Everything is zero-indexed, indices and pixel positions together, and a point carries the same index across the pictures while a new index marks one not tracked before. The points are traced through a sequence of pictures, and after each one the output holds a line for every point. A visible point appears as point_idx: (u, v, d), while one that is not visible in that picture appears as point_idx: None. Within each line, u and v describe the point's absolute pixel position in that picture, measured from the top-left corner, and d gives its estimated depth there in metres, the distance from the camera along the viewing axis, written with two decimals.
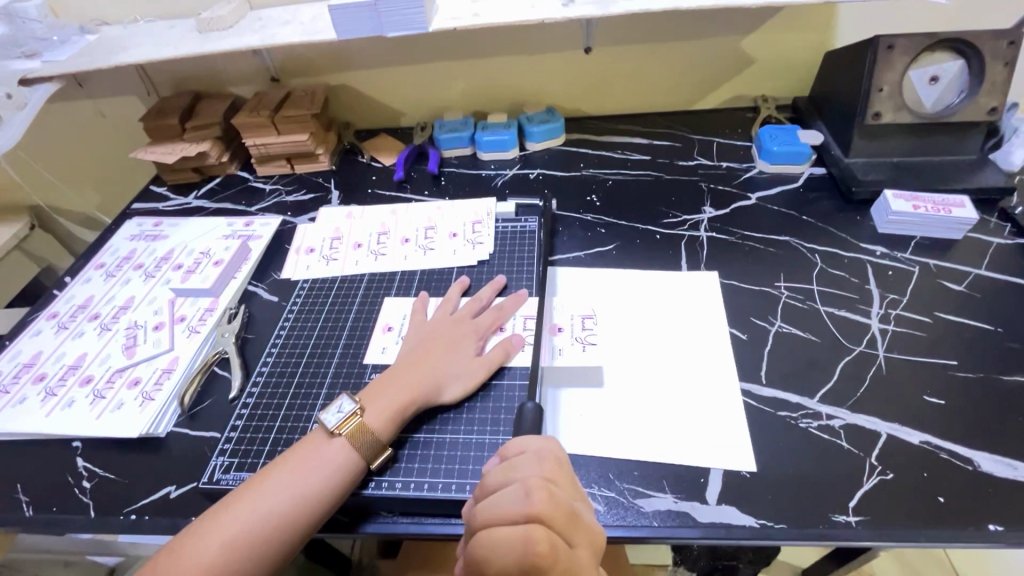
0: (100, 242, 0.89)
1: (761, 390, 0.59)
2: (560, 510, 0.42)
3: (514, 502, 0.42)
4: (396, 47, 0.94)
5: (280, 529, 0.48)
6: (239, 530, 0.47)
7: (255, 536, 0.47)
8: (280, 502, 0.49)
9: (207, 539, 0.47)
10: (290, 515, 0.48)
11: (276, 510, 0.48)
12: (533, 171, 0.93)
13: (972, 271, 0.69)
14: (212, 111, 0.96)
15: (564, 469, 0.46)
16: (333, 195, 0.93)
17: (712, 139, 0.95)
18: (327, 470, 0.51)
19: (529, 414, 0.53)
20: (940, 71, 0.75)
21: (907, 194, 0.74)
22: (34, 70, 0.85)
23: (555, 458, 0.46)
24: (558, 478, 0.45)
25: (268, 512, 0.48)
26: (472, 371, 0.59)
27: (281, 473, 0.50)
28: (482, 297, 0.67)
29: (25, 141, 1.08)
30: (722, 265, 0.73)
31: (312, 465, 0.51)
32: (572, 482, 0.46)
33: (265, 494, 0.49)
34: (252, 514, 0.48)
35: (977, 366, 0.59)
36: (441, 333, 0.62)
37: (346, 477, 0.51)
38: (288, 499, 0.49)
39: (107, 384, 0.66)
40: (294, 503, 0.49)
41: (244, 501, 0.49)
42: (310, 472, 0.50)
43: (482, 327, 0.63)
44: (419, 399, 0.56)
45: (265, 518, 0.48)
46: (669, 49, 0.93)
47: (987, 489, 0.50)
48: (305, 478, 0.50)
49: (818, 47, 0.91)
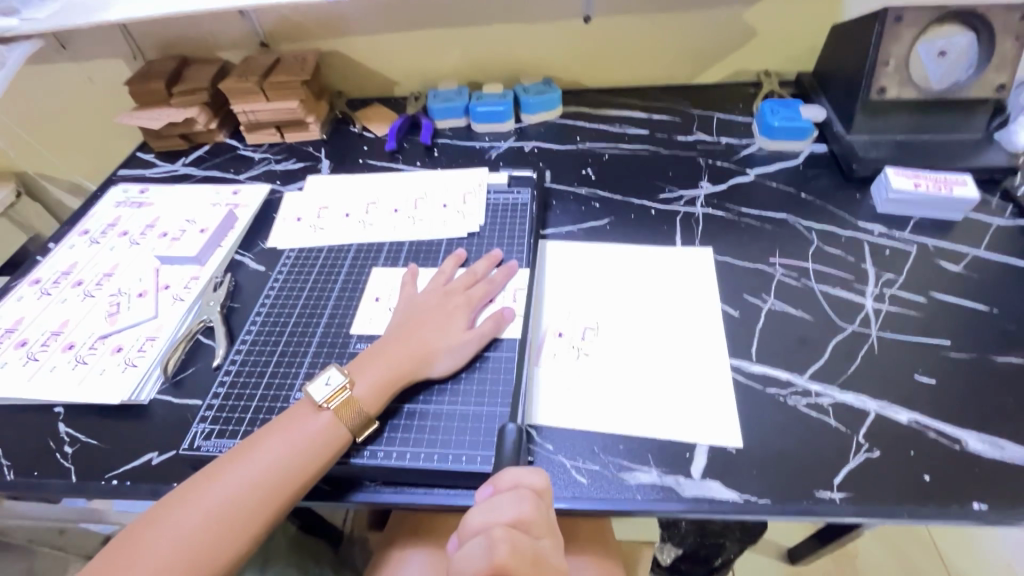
0: (85, 207, 0.87)
1: (751, 367, 0.58)
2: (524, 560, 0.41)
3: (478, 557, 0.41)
4: (389, 11, 0.90)
5: (261, 500, 0.47)
6: (219, 501, 0.46)
7: (234, 509, 0.46)
8: (263, 474, 0.48)
9: (184, 511, 0.46)
10: (273, 486, 0.48)
11: (258, 482, 0.48)
12: (528, 143, 0.91)
13: (970, 252, 0.67)
14: (199, 75, 0.93)
15: (541, 510, 0.44)
16: (323, 164, 0.91)
17: (712, 114, 0.92)
18: (311, 443, 0.50)
19: None
20: (948, 46, 0.73)
21: (909, 172, 0.73)
22: (13, 28, 0.81)
23: (533, 497, 0.45)
24: (534, 521, 0.44)
25: (250, 484, 0.47)
26: (463, 346, 0.58)
27: (266, 444, 0.50)
28: (477, 270, 0.66)
29: (10, 104, 1.05)
30: (717, 241, 0.72)
31: (294, 437, 0.50)
32: (547, 523, 0.45)
33: (245, 467, 0.48)
34: (234, 485, 0.47)
35: (970, 346, 0.58)
36: (431, 307, 0.61)
37: (330, 451, 0.50)
38: (271, 470, 0.48)
39: (89, 350, 0.65)
40: (277, 475, 0.48)
41: (226, 473, 0.48)
42: (293, 444, 0.50)
43: (475, 300, 0.62)
44: (409, 374, 0.55)
45: (247, 489, 0.47)
46: (672, 18, 0.90)
47: (973, 468, 0.49)
48: (288, 450, 0.49)
49: (825, 20, 0.88)
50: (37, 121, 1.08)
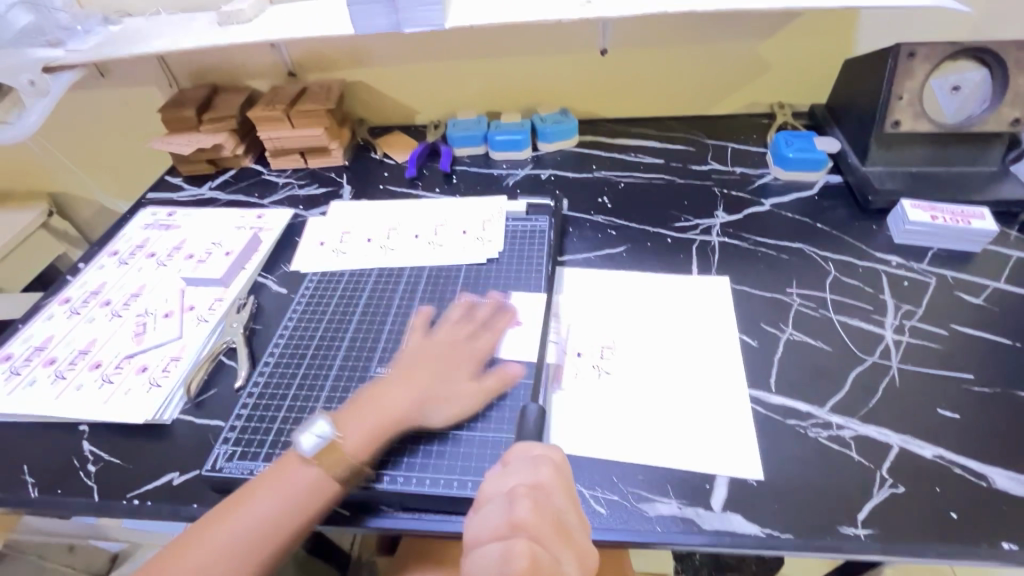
0: (114, 229, 0.89)
1: (771, 398, 0.58)
2: (545, 520, 0.41)
3: (495, 517, 0.41)
4: (413, 43, 0.94)
5: (271, 542, 0.48)
6: (229, 547, 0.46)
7: (243, 552, 0.46)
8: (268, 509, 0.48)
9: (194, 555, 0.46)
10: (281, 527, 0.48)
11: (267, 524, 0.48)
12: (545, 171, 0.93)
13: (989, 284, 0.67)
14: (229, 103, 0.96)
15: (563, 475, 0.45)
16: (344, 190, 0.93)
17: (727, 144, 0.94)
18: (307, 493, 0.49)
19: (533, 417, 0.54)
20: (960, 81, 0.75)
21: (925, 205, 0.73)
22: (58, 58, 0.86)
23: (552, 463, 0.46)
24: (556, 483, 0.44)
25: (251, 532, 0.47)
26: (460, 396, 0.57)
27: (270, 481, 0.50)
28: (477, 317, 0.65)
29: (51, 129, 1.10)
30: (733, 270, 0.72)
31: (296, 483, 0.50)
32: (570, 493, 0.44)
33: (251, 511, 0.48)
34: (241, 530, 0.47)
35: (993, 381, 0.58)
36: (433, 351, 0.61)
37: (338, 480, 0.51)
38: (273, 514, 0.48)
39: (115, 369, 0.66)
40: (279, 519, 0.48)
41: (225, 523, 0.47)
42: (293, 490, 0.49)
43: (476, 350, 0.61)
44: (404, 424, 0.55)
45: (251, 535, 0.47)
46: (687, 52, 0.92)
47: (1003, 506, 0.48)
48: (284, 501, 0.49)
49: (836, 54, 0.90)
50: (74, 144, 1.12)
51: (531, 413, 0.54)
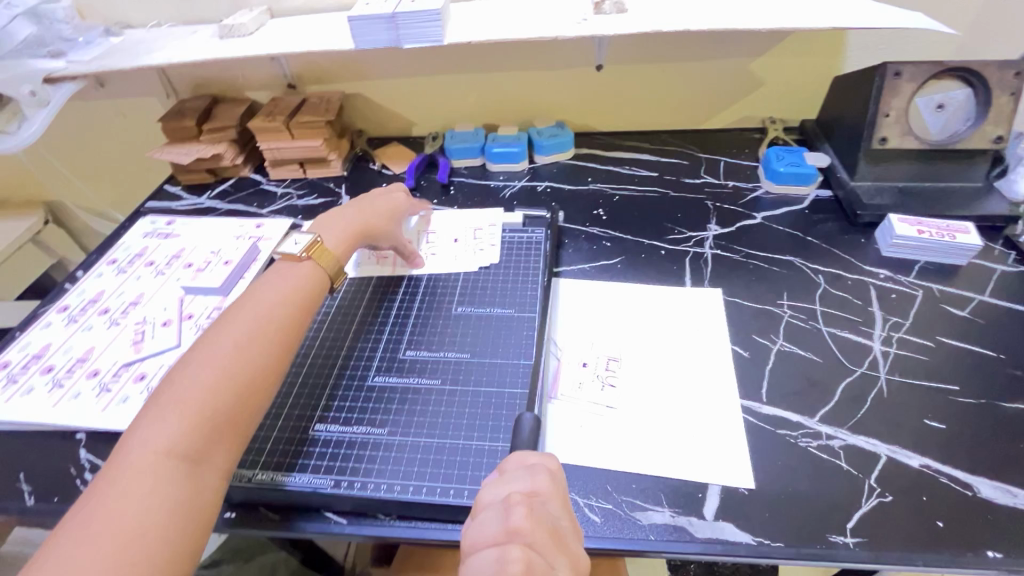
0: (112, 238, 0.90)
1: (762, 408, 0.59)
2: (540, 526, 0.41)
3: (493, 523, 0.41)
4: (412, 57, 0.95)
5: (227, 394, 0.49)
6: (186, 401, 0.47)
7: (199, 399, 0.48)
8: (194, 406, 0.47)
9: (156, 417, 0.47)
10: (232, 381, 0.50)
11: (219, 382, 0.49)
12: (541, 183, 0.95)
13: (975, 297, 0.69)
14: (229, 114, 0.98)
15: (558, 483, 0.45)
16: (343, 200, 0.94)
17: (719, 159, 0.96)
18: (223, 357, 0.51)
19: (528, 425, 0.54)
20: (946, 99, 0.77)
21: (911, 219, 0.75)
22: (60, 69, 0.86)
23: (548, 472, 0.46)
24: (551, 491, 0.45)
25: (203, 385, 0.48)
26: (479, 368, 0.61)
27: (185, 382, 0.49)
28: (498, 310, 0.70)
29: (48, 138, 1.11)
30: (726, 281, 0.73)
31: (203, 354, 0.51)
32: (565, 501, 0.45)
33: (200, 372, 0.49)
34: (195, 385, 0.48)
35: (979, 392, 0.59)
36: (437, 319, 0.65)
37: (234, 387, 0.49)
38: (217, 370, 0.50)
39: (113, 378, 0.67)
40: (226, 373, 0.50)
41: (174, 385, 0.48)
42: (209, 356, 0.50)
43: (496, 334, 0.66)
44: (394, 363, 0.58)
45: (206, 388, 0.48)
46: (680, 68, 0.94)
47: (988, 515, 0.50)
48: (215, 361, 0.50)
49: (826, 72, 0.92)
50: (72, 153, 1.13)
51: (527, 423, 0.55)
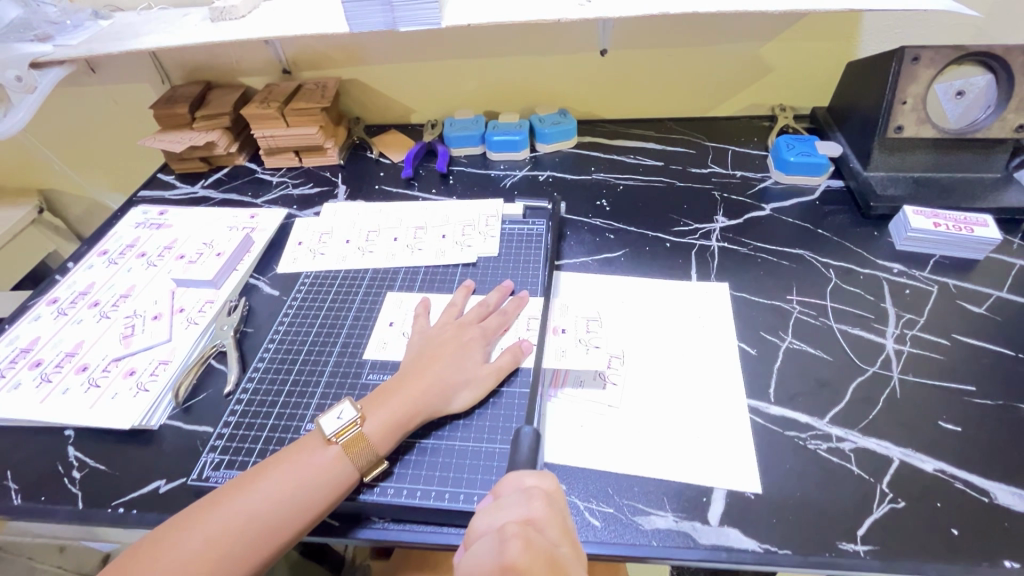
0: (104, 229, 0.88)
1: (769, 409, 0.57)
2: (538, 558, 0.39)
3: (487, 555, 0.40)
4: (410, 42, 0.92)
5: (271, 530, 0.47)
6: (232, 522, 0.46)
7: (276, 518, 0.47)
8: (260, 526, 0.47)
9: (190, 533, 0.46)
10: (292, 509, 0.48)
11: (270, 508, 0.47)
12: (543, 172, 0.92)
13: (993, 294, 0.66)
14: (222, 101, 0.95)
15: (554, 507, 0.44)
16: (340, 190, 0.92)
17: (727, 147, 0.93)
18: (321, 477, 0.49)
19: (526, 440, 0.51)
20: (965, 85, 0.73)
21: (927, 211, 0.72)
22: (47, 54, 0.84)
23: (544, 495, 0.44)
24: (548, 518, 0.43)
25: (274, 502, 0.48)
26: (481, 379, 0.57)
27: (245, 500, 0.48)
28: (489, 302, 0.65)
29: (39, 126, 1.08)
30: (733, 276, 0.71)
31: (302, 471, 0.49)
32: (563, 527, 0.43)
33: (258, 492, 0.48)
34: (249, 507, 0.47)
35: (996, 393, 0.57)
36: (446, 338, 0.60)
37: (293, 514, 0.48)
38: (298, 489, 0.48)
39: (102, 373, 0.65)
40: (301, 496, 0.48)
41: (242, 494, 0.48)
42: (301, 478, 0.49)
43: (489, 331, 0.62)
44: (426, 410, 0.54)
45: (258, 512, 0.47)
46: (687, 53, 0.91)
47: (1005, 524, 0.47)
48: (308, 483, 0.49)
49: (839, 56, 0.89)
50: (63, 141, 1.11)
51: (525, 437, 0.51)
